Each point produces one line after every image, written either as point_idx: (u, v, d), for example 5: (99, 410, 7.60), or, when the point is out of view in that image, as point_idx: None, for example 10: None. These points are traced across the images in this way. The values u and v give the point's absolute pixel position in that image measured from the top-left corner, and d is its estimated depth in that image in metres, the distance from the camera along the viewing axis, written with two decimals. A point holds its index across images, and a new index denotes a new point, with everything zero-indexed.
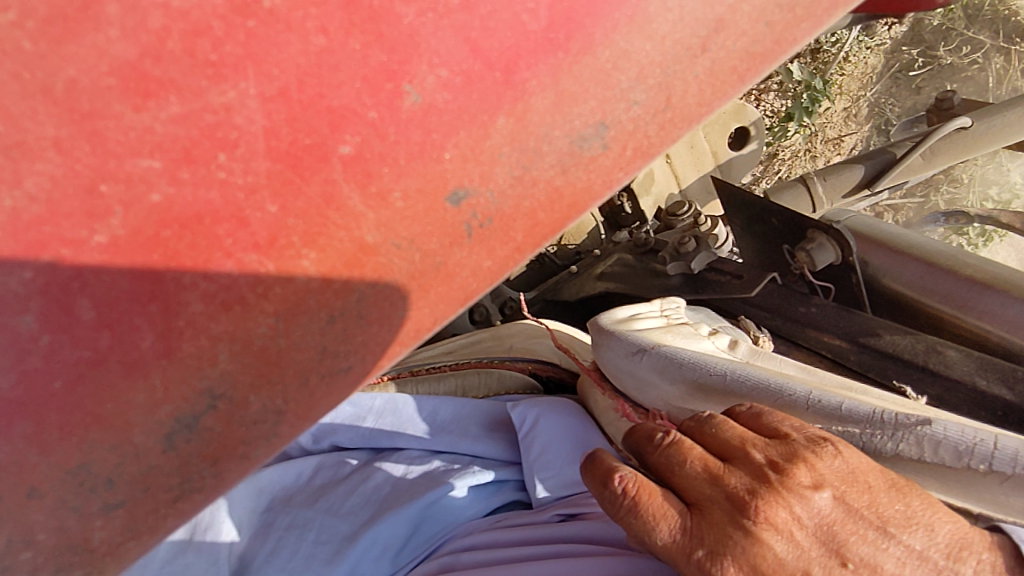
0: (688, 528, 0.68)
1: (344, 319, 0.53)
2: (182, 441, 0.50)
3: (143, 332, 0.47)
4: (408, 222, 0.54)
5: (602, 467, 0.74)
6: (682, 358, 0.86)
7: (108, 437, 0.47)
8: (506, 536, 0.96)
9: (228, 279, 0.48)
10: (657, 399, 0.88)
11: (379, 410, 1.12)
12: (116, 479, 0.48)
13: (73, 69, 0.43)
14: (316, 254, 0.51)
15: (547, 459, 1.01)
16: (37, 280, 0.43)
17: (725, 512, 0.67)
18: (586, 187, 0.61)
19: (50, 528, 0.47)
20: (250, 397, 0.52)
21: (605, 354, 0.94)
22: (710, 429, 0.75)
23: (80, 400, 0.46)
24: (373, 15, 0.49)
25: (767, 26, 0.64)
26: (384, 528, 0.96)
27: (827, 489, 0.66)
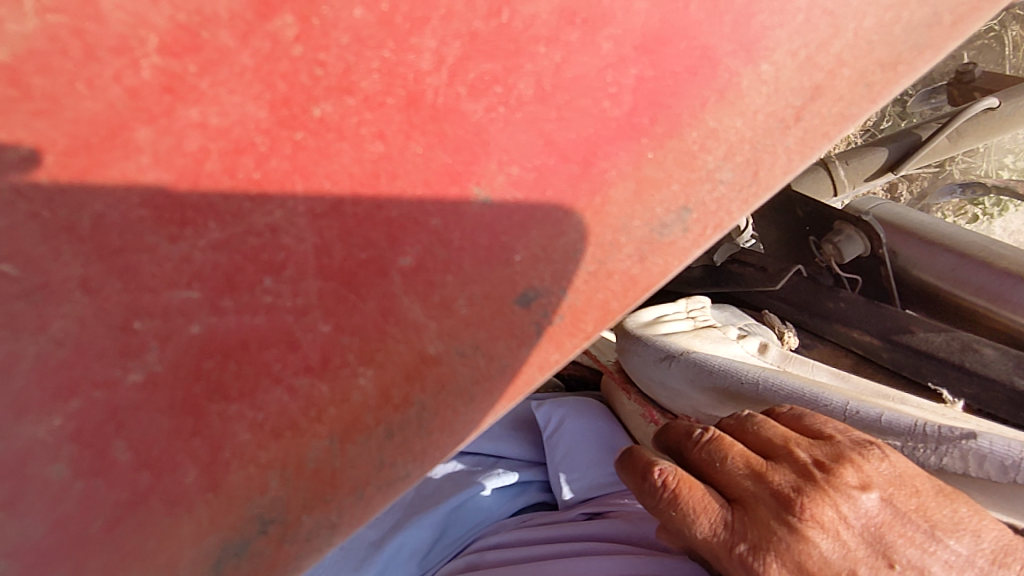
0: (730, 522, 0.66)
1: (402, 434, 0.49)
2: (231, 568, 0.45)
3: (186, 468, 0.44)
4: (473, 327, 0.50)
5: (641, 459, 0.71)
6: (712, 364, 0.81)
7: (150, 573, 0.43)
8: (531, 535, 0.94)
9: (278, 406, 0.46)
10: (687, 406, 0.84)
11: None
12: None
13: (100, 205, 0.43)
14: (375, 370, 0.48)
15: (573, 460, 1.00)
16: (67, 425, 0.42)
17: (770, 509, 0.65)
18: (664, 273, 0.55)
19: None
20: (304, 517, 0.47)
21: (633, 360, 0.91)
22: (751, 427, 0.72)
23: (119, 542, 0.42)
24: (434, 116, 0.49)
25: (868, 88, 0.56)
26: (412, 533, 0.96)
27: (875, 491, 0.64)
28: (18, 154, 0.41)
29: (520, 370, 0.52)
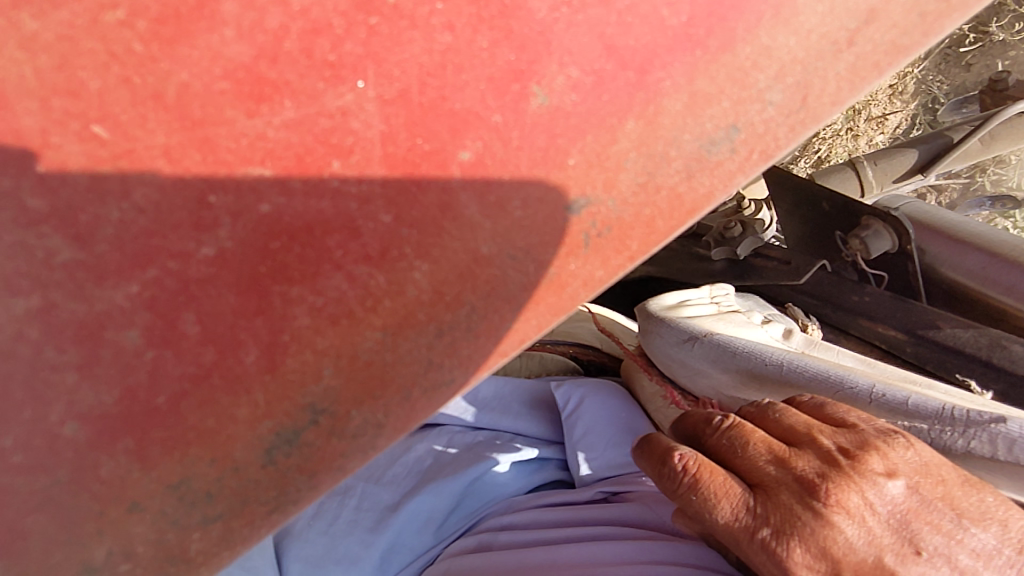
0: (753, 508, 0.65)
1: (451, 334, 0.49)
2: (282, 456, 0.46)
3: (248, 347, 0.44)
4: (525, 231, 0.50)
5: (659, 446, 0.71)
6: (736, 346, 0.81)
7: (207, 451, 0.44)
8: (545, 516, 0.95)
9: (337, 292, 0.46)
10: (709, 389, 0.84)
11: None
12: (215, 494, 0.44)
13: (186, 74, 0.43)
14: (429, 266, 0.48)
15: (591, 440, 1.01)
16: (142, 294, 0.42)
17: (792, 494, 0.64)
18: (709, 194, 0.55)
19: (149, 540, 0.44)
20: (353, 411, 0.47)
21: (654, 341, 0.89)
22: (773, 415, 0.72)
23: (183, 415, 0.43)
24: (503, 11, 0.48)
25: (919, 17, 0.57)
26: (425, 499, 0.98)
27: (900, 479, 0.64)
28: (114, 18, 0.42)
29: (562, 282, 0.52)
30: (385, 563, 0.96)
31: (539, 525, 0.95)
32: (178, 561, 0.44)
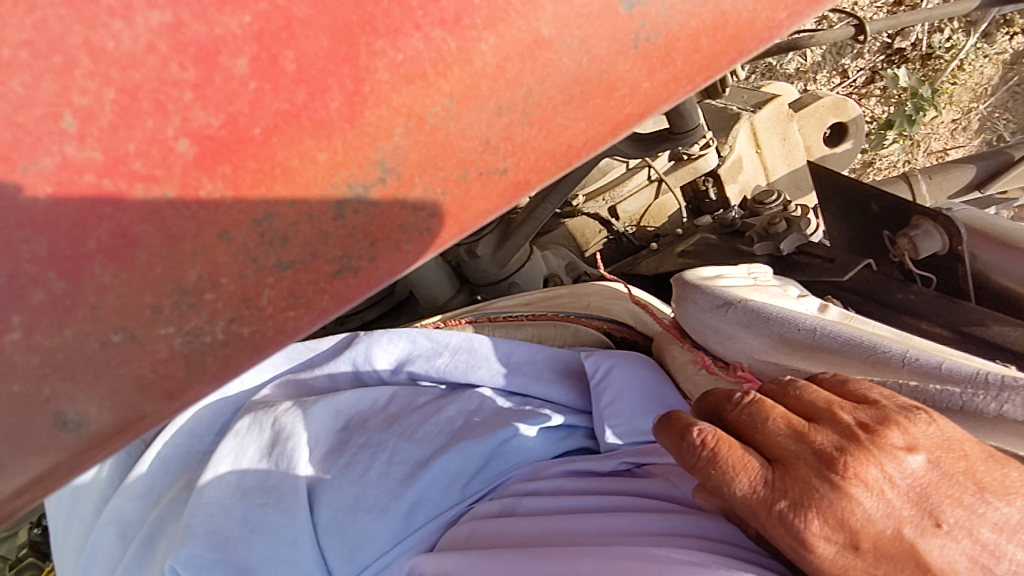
0: (770, 481, 0.67)
1: (509, 115, 0.52)
2: (350, 212, 0.48)
3: (333, 93, 0.46)
4: (583, 20, 0.52)
5: (679, 421, 0.74)
6: (769, 312, 0.81)
7: (289, 191, 0.46)
8: (574, 485, 0.95)
9: (414, 51, 0.47)
10: (741, 353, 0.84)
11: (455, 348, 1.13)
12: (291, 239, 0.47)
13: None
14: (495, 39, 0.49)
15: (617, 408, 1.00)
16: (253, 25, 0.44)
17: (811, 468, 0.65)
18: (749, 21, 0.58)
19: (232, 274, 0.46)
20: (415, 178, 0.50)
21: (688, 308, 0.90)
22: (794, 391, 0.73)
23: (273, 150, 0.45)
24: None
25: None
26: (454, 457, 0.98)
27: (921, 453, 0.63)
28: None
29: (610, 82, 0.55)
30: (410, 517, 0.97)
31: (567, 493, 0.94)
32: (251, 306, 0.47)
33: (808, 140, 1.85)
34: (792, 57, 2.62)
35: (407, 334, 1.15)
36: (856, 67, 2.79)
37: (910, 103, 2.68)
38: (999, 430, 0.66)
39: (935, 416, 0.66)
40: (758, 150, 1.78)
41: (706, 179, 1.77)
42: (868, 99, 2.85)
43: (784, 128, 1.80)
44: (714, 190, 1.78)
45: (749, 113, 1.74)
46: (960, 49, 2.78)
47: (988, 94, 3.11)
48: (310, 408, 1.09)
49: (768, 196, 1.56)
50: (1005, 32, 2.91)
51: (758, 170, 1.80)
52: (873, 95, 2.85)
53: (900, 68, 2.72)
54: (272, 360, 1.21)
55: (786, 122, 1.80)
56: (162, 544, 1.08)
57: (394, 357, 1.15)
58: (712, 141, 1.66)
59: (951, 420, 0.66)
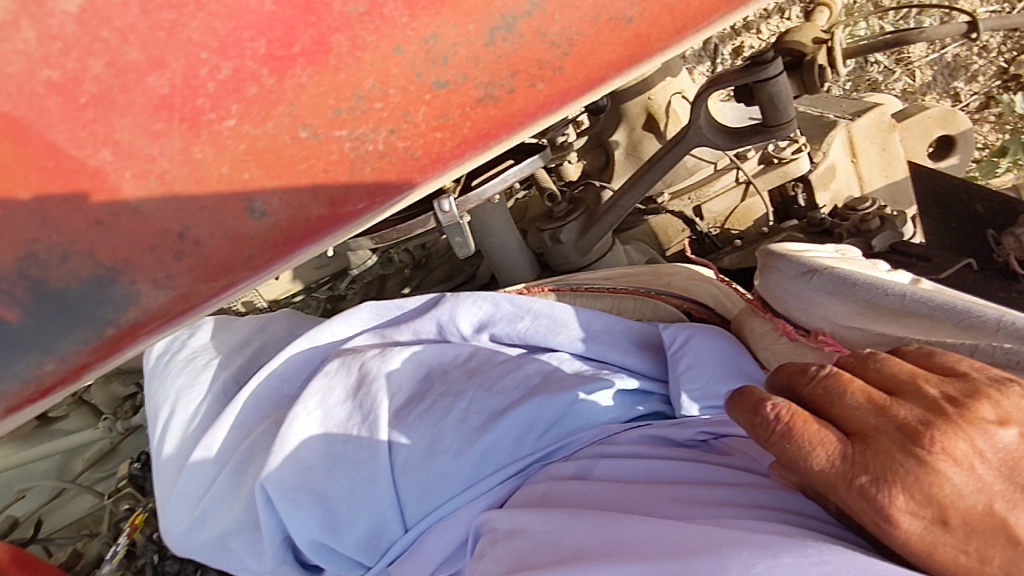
0: (849, 455, 0.64)
1: None
2: None
3: None
4: None
5: (750, 397, 0.69)
6: (857, 278, 0.79)
7: None
8: (650, 450, 0.97)
9: None
10: (823, 320, 0.83)
11: (536, 312, 1.16)
12: None
13: None
14: None
15: (695, 372, 1.01)
16: None
17: (893, 441, 0.63)
18: None
19: None
20: None
21: (771, 277, 0.89)
22: (874, 365, 0.71)
23: None
24: None
25: None
26: (531, 408, 1.02)
27: (1013, 427, 0.61)
28: None
29: None
30: (483, 463, 1.02)
31: (643, 456, 0.96)
32: None
33: (910, 152, 1.78)
34: (899, 76, 2.54)
35: (490, 297, 1.18)
36: (969, 91, 2.67)
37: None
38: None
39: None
40: (854, 158, 1.61)
41: (795, 184, 1.56)
42: (982, 126, 2.71)
43: (884, 138, 1.63)
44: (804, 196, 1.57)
45: (845, 121, 1.60)
46: None
47: None
48: (396, 357, 1.14)
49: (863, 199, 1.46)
50: None
51: (853, 179, 1.61)
52: (989, 122, 2.70)
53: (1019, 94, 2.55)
54: (362, 314, 1.29)
55: (888, 131, 1.63)
56: (252, 474, 1.13)
57: (477, 318, 1.18)
58: (805, 145, 1.53)
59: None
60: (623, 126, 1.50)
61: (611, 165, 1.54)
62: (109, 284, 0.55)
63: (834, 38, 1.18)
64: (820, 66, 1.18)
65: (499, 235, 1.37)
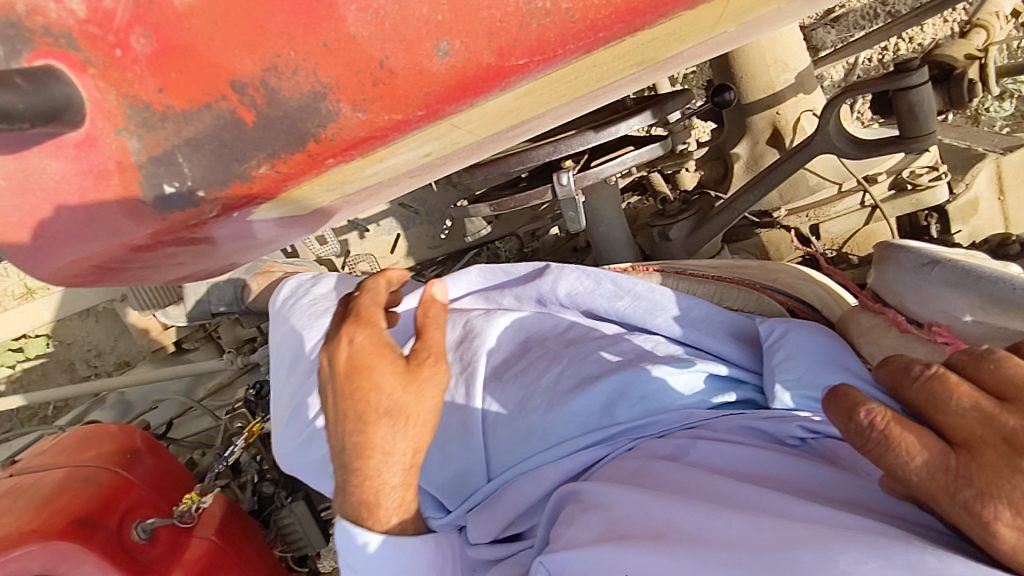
0: (953, 466, 0.61)
1: None
2: None
3: None
4: None
5: (846, 399, 0.67)
6: (982, 271, 0.74)
7: None
8: (753, 439, 0.89)
9: None
10: (939, 313, 0.78)
11: (637, 294, 1.14)
12: None
13: None
14: None
15: (790, 365, 0.92)
16: None
17: (1000, 455, 0.59)
18: None
19: None
20: None
21: (889, 268, 0.86)
22: (987, 367, 0.66)
23: None
24: None
25: None
26: (621, 375, 0.99)
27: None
28: None
29: None
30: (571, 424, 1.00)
31: (745, 443, 0.88)
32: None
33: None
34: None
35: (594, 274, 1.18)
36: None
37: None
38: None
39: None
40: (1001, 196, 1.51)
41: (929, 213, 1.50)
42: None
43: None
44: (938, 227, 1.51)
45: (997, 154, 1.49)
46: None
47: None
48: (498, 318, 1.20)
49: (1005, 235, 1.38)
50: None
51: (998, 217, 1.51)
52: None
53: None
54: (470, 275, 1.34)
55: None
56: None
57: (575, 291, 1.18)
58: (945, 173, 1.45)
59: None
60: (746, 139, 1.51)
61: (728, 176, 1.56)
62: (324, 97, 0.44)
63: (987, 56, 1.17)
64: (969, 79, 1.14)
65: (608, 224, 1.41)
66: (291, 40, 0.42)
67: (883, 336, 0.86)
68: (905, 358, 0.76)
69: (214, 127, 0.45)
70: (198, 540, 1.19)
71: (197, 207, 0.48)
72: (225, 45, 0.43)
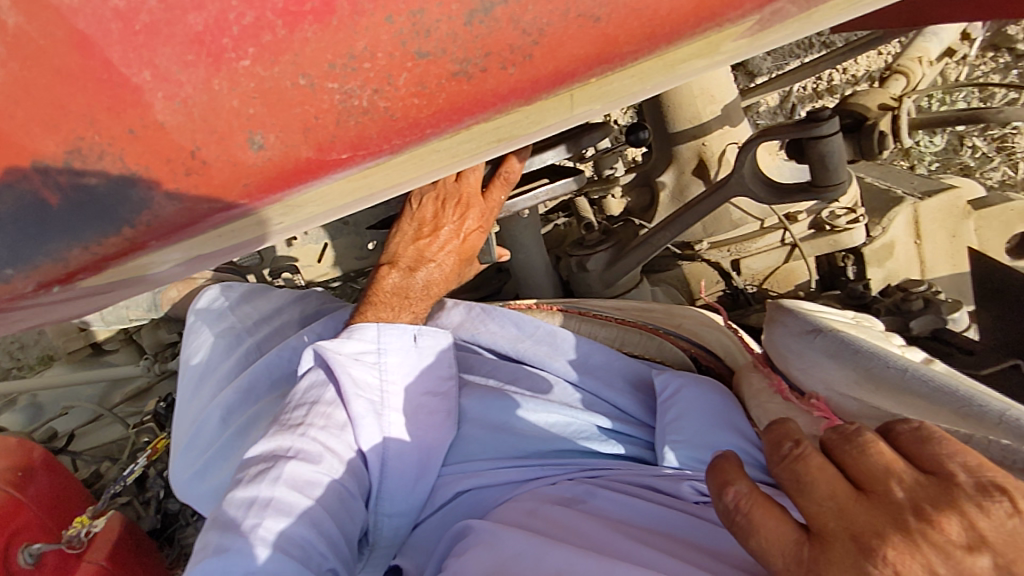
0: (805, 558, 0.66)
1: None
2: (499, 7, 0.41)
3: None
4: None
5: (721, 474, 0.76)
6: (858, 345, 0.84)
7: None
8: (641, 492, 1.00)
9: None
10: (820, 384, 0.88)
11: (539, 337, 1.27)
12: (435, 31, 0.41)
13: None
14: None
15: (678, 425, 1.05)
16: None
17: (848, 553, 0.64)
18: None
19: (379, 46, 0.40)
20: None
21: (778, 332, 0.96)
22: (854, 449, 0.70)
23: None
24: None
25: None
26: (498, 406, 1.14)
27: (985, 556, 0.60)
28: None
29: None
30: (456, 449, 1.12)
31: (632, 496, 0.99)
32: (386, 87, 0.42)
33: (983, 243, 1.81)
34: (999, 165, 2.56)
35: (508, 316, 1.30)
36: None
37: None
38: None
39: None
40: (918, 241, 1.81)
41: (846, 256, 1.78)
42: None
43: (955, 226, 1.81)
44: (853, 268, 1.79)
45: (914, 199, 1.79)
46: None
47: None
48: None
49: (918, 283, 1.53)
50: None
51: (914, 261, 1.82)
52: None
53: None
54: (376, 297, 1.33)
55: (960, 221, 1.81)
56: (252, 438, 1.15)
57: (484, 331, 1.30)
58: (861, 216, 1.70)
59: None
60: (672, 168, 1.57)
61: (654, 203, 1.62)
62: (135, 185, 0.42)
63: (900, 108, 1.26)
64: (880, 133, 1.23)
65: (527, 252, 1.58)
66: (95, 124, 0.40)
67: (769, 401, 0.99)
68: (794, 423, 0.80)
69: (14, 208, 0.41)
70: (89, 566, 1.13)
71: (9, 284, 0.43)
72: (30, 124, 0.39)
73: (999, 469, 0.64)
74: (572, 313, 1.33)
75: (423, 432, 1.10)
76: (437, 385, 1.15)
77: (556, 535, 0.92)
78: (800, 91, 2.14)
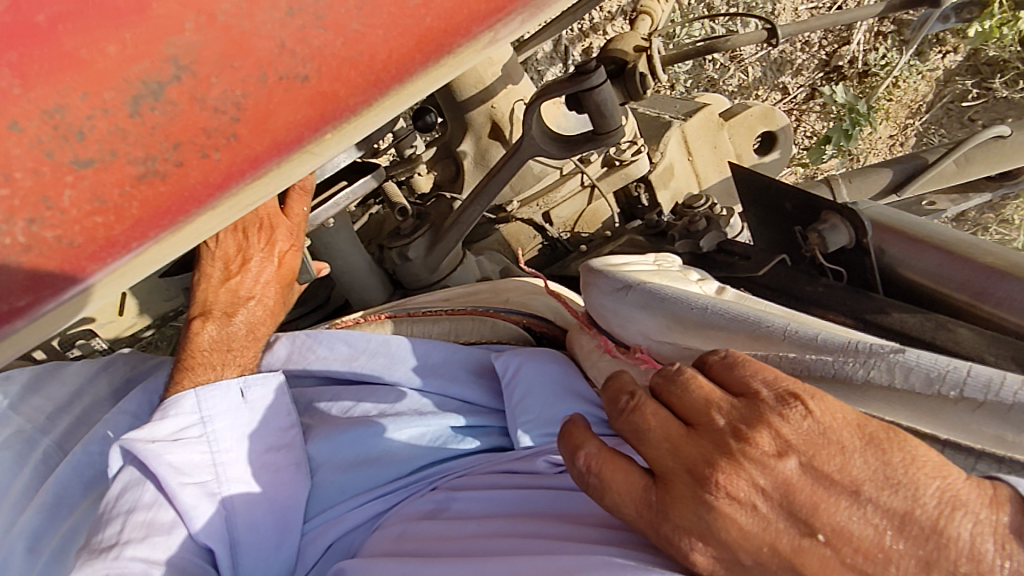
0: (653, 501, 0.74)
1: None
2: (148, 108, 0.49)
3: None
4: None
5: (572, 439, 0.80)
6: (665, 293, 0.88)
7: (83, 84, 0.46)
8: (504, 479, 0.99)
9: None
10: (639, 335, 0.92)
11: (373, 350, 1.18)
12: (88, 132, 0.47)
13: None
14: None
15: (527, 404, 1.07)
16: None
17: (687, 487, 0.71)
18: None
19: (27, 169, 0.46)
20: (212, 78, 0.50)
21: (593, 293, 0.97)
22: (675, 389, 0.77)
23: (62, 38, 0.45)
24: None
25: None
26: (351, 438, 1.05)
27: (793, 458, 0.68)
28: None
29: None
30: (314, 500, 1.02)
31: (499, 487, 0.98)
32: (52, 206, 0.48)
33: (737, 148, 2.07)
34: (734, 73, 2.94)
35: (332, 336, 1.21)
36: (796, 83, 3.14)
37: (847, 120, 3.00)
38: (867, 396, 0.73)
39: (822, 396, 0.72)
40: (690, 158, 2.00)
41: (638, 186, 1.92)
42: (809, 114, 3.24)
43: (715, 137, 2.02)
44: (646, 195, 1.93)
45: (680, 121, 1.96)
46: (893, 68, 3.12)
47: (924, 110, 3.43)
48: None
49: (696, 200, 1.69)
50: (939, 49, 3.20)
51: (691, 176, 2.01)
52: (814, 112, 3.24)
53: (838, 87, 3.03)
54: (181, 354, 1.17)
55: (718, 132, 2.02)
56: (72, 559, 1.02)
57: (314, 359, 1.20)
58: (641, 146, 1.83)
59: (824, 399, 0.72)
60: (470, 136, 1.56)
61: (460, 174, 1.61)
62: None
63: (652, 47, 1.31)
64: (641, 74, 1.30)
65: (345, 256, 1.50)
66: None
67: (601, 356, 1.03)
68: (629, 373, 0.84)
69: None
70: None
71: None
72: None
73: (791, 378, 0.74)
74: (400, 317, 1.28)
75: (274, 491, 1.00)
76: (277, 437, 1.04)
77: (425, 554, 0.89)
78: (568, 33, 2.23)
